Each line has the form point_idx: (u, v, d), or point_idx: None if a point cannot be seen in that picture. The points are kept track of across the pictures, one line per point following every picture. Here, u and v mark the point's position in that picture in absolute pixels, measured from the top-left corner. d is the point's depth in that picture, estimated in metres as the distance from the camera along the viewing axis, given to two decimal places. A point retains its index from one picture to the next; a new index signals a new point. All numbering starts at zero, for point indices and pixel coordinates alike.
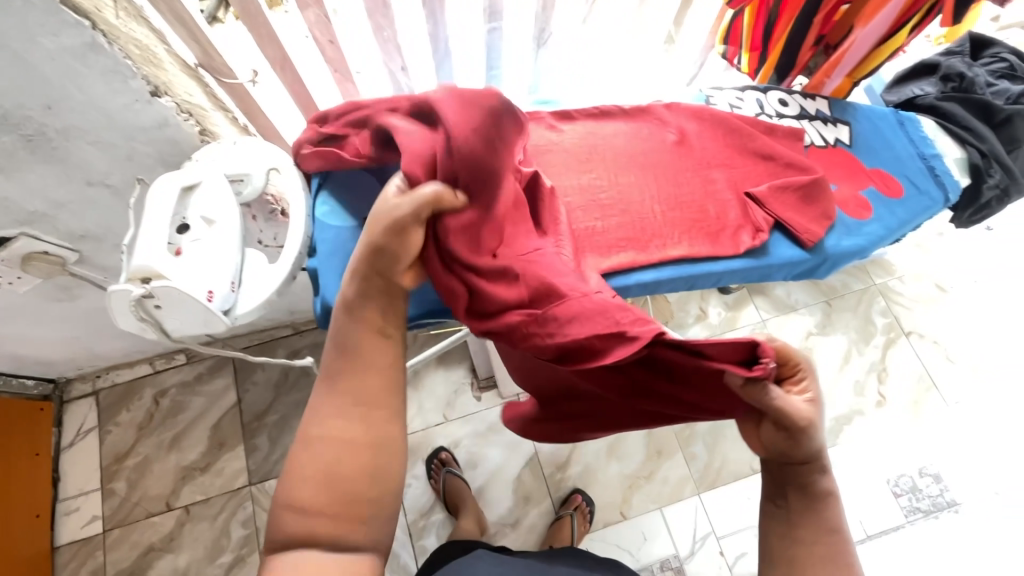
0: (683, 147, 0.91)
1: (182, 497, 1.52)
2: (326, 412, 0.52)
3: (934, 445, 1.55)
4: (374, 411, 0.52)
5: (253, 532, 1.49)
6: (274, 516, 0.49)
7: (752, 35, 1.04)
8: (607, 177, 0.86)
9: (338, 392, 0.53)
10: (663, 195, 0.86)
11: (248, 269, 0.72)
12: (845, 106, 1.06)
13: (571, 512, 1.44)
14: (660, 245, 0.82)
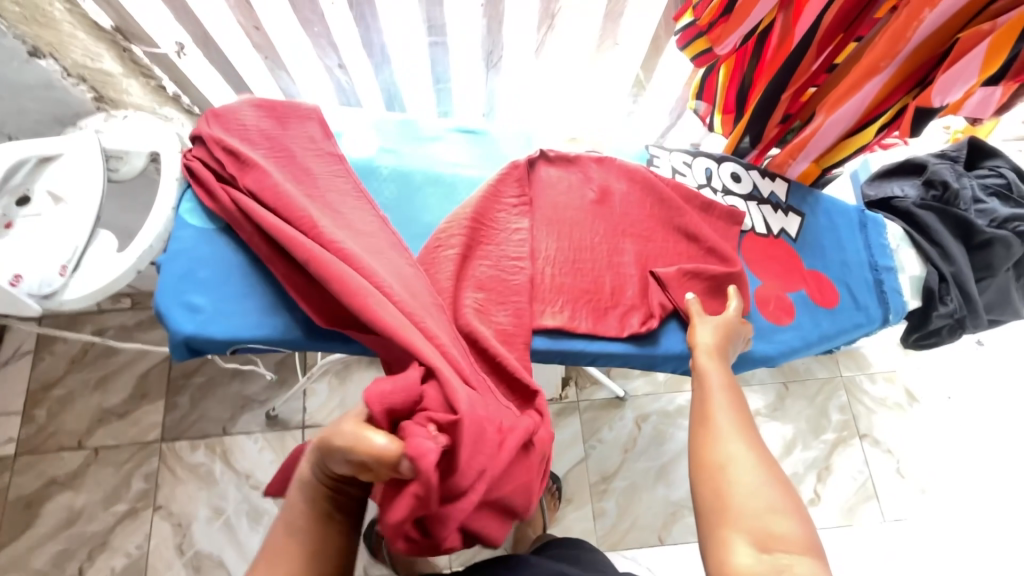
0: (601, 207, 0.85)
1: (94, 438, 1.54)
2: None
3: (861, 558, 1.44)
4: None
5: (152, 488, 1.50)
6: None
7: (725, 97, 0.96)
8: (510, 226, 0.79)
9: None
10: (558, 258, 0.80)
11: (91, 254, 0.68)
12: (807, 195, 0.97)
13: (540, 492, 1.44)
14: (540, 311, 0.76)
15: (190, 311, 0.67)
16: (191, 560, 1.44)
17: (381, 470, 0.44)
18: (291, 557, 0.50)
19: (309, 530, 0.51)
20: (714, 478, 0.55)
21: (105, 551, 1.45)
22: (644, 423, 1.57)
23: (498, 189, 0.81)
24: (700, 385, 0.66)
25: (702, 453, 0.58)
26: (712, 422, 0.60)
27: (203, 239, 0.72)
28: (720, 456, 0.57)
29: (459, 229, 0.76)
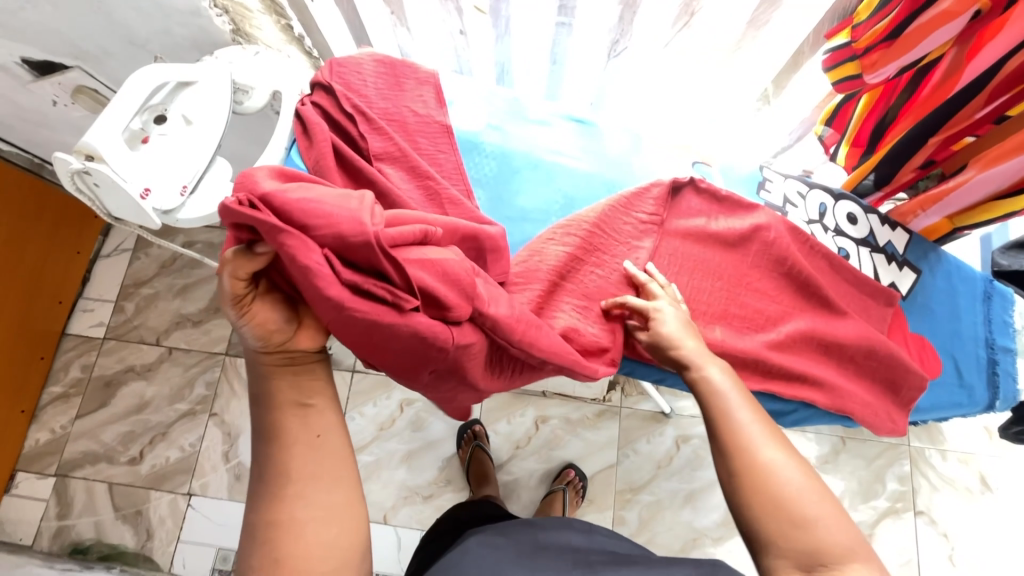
0: (730, 243, 0.79)
1: (170, 338, 1.68)
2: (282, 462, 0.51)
3: None
4: (308, 440, 0.52)
5: (212, 395, 1.63)
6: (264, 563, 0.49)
7: (859, 129, 0.88)
8: (628, 244, 0.77)
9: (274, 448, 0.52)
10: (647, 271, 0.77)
11: (208, 178, 0.73)
12: (928, 251, 0.88)
13: (563, 487, 1.44)
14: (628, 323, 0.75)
15: None
16: (234, 468, 1.57)
17: (246, 261, 0.47)
18: (281, 444, 0.52)
19: (275, 407, 0.53)
20: (750, 486, 0.53)
21: (163, 442, 1.59)
22: (682, 444, 1.54)
23: (630, 203, 0.78)
24: (708, 398, 0.61)
25: (736, 458, 0.55)
26: (740, 426, 0.57)
27: None
28: (761, 462, 0.54)
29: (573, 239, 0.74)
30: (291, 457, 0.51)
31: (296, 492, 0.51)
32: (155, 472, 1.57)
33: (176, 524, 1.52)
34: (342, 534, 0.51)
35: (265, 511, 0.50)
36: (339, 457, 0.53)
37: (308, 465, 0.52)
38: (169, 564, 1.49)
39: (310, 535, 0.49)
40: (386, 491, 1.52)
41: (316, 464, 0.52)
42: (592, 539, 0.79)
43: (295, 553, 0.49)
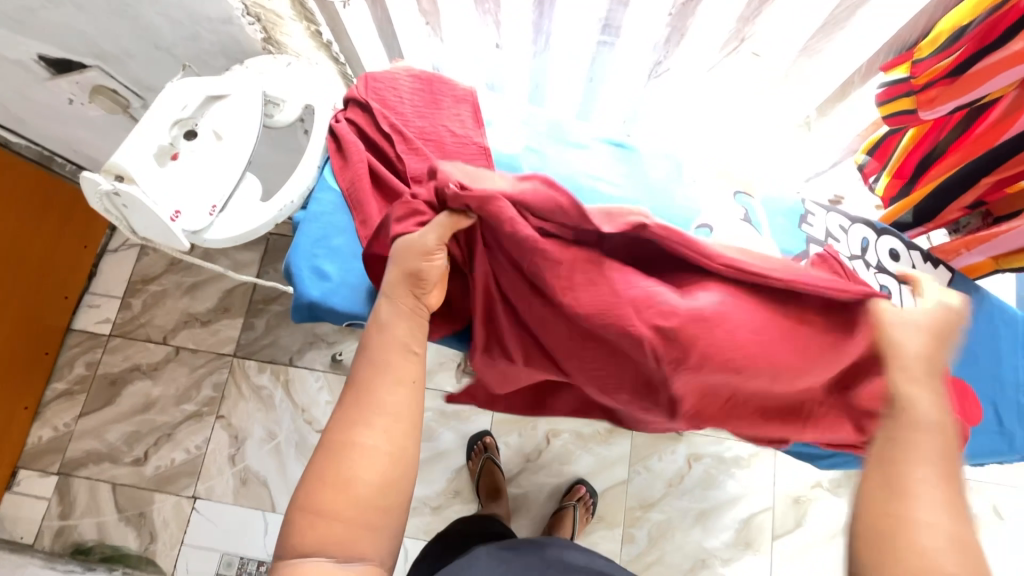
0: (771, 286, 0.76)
1: (177, 338, 1.65)
2: (375, 388, 0.55)
3: None
4: (402, 382, 0.55)
5: (219, 397, 1.60)
6: (327, 464, 0.52)
7: (903, 161, 0.87)
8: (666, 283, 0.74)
9: (373, 374, 0.56)
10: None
11: (238, 196, 0.71)
12: (970, 291, 0.86)
13: (573, 504, 1.43)
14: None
15: (322, 278, 0.67)
16: (240, 472, 1.54)
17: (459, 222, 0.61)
18: (375, 376, 0.56)
19: (386, 346, 0.58)
20: (895, 534, 0.46)
21: (168, 443, 1.57)
22: (694, 463, 1.52)
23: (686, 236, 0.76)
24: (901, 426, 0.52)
25: (886, 496, 0.49)
26: (909, 470, 0.49)
27: (340, 207, 0.71)
28: (917, 512, 0.47)
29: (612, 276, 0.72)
30: (383, 389, 0.55)
31: (372, 423, 0.53)
32: (159, 474, 1.54)
33: (180, 527, 1.50)
34: (396, 475, 0.53)
35: (349, 426, 0.53)
36: (417, 409, 0.56)
37: (392, 404, 0.54)
38: (172, 568, 1.47)
39: (371, 465, 0.52)
40: None
41: (395, 406, 0.54)
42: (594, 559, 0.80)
43: (354, 476, 0.51)
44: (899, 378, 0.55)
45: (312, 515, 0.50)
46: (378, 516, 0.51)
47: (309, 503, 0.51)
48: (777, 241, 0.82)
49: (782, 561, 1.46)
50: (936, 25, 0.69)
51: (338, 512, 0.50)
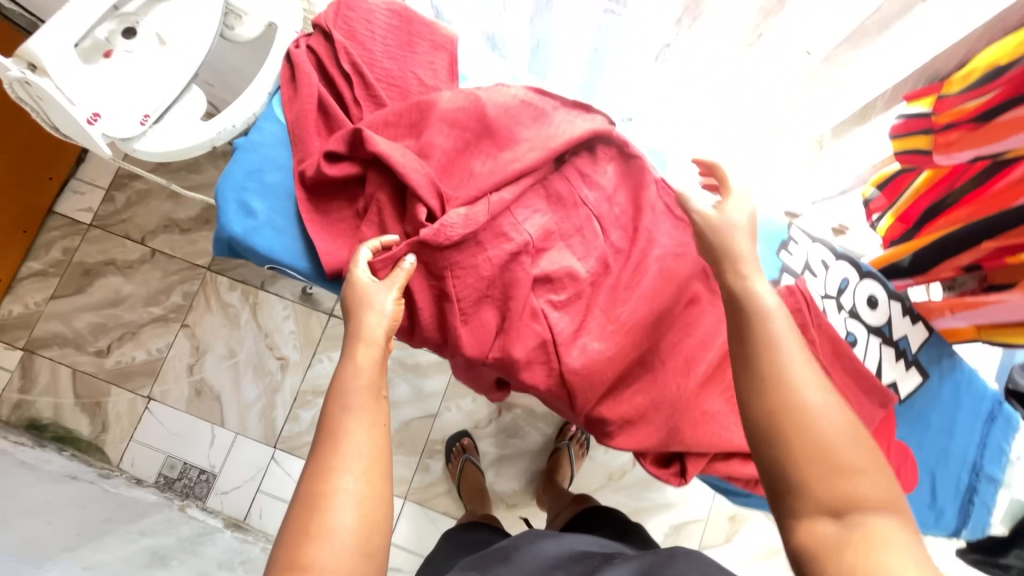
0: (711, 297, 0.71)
1: (156, 240, 1.64)
2: (347, 437, 0.47)
3: None
4: (371, 416, 0.48)
5: (187, 306, 1.61)
6: (303, 524, 0.42)
7: (910, 205, 0.80)
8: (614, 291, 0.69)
9: (346, 423, 0.48)
10: (637, 318, 0.68)
11: (176, 110, 0.66)
12: (943, 354, 0.80)
13: (566, 444, 1.44)
14: (585, 342, 0.67)
15: (244, 214, 0.63)
16: (196, 382, 1.57)
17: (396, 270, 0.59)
18: (345, 425, 0.47)
19: (351, 392, 0.50)
20: (792, 433, 0.40)
21: (132, 341, 1.59)
22: (639, 461, 1.52)
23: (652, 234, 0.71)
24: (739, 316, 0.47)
25: (769, 387, 0.42)
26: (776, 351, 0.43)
27: (282, 141, 0.66)
28: (802, 400, 0.41)
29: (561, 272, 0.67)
30: (354, 431, 0.47)
31: (341, 465, 0.45)
32: (119, 368, 1.57)
33: (131, 422, 1.55)
34: (379, 511, 0.45)
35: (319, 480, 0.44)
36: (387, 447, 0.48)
37: (361, 445, 0.47)
38: (119, 459, 1.53)
39: (351, 512, 0.43)
40: None
41: (372, 442, 0.47)
42: (562, 542, 0.72)
43: (333, 523, 0.43)
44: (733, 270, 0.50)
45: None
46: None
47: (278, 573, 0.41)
48: None
49: None
50: (973, 59, 0.61)
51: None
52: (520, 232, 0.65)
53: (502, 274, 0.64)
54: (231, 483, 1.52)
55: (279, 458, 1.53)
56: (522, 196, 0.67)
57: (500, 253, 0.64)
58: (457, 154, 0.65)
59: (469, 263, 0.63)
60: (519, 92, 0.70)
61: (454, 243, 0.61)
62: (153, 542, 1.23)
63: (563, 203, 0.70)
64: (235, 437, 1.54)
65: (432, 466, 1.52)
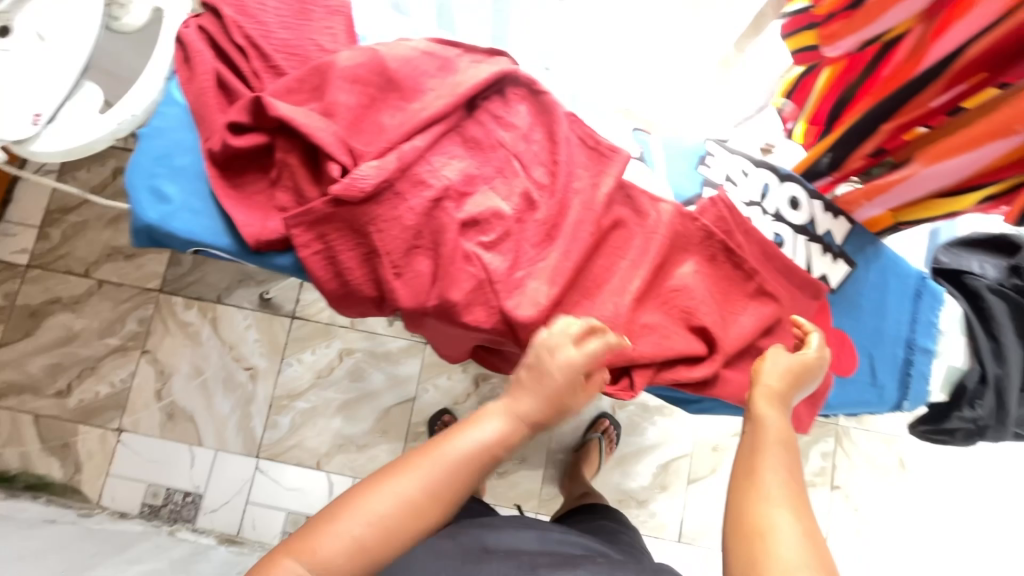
0: (638, 218, 0.73)
1: (100, 271, 1.59)
2: (401, 469, 0.58)
3: None
4: (440, 465, 0.59)
5: (144, 332, 1.57)
6: (329, 515, 0.57)
7: (817, 108, 0.84)
8: (540, 225, 0.70)
9: (415, 455, 0.60)
10: (572, 246, 0.69)
11: (71, 106, 0.64)
12: (867, 244, 0.84)
13: (598, 436, 1.46)
14: (521, 278, 0.68)
15: (158, 200, 0.62)
16: (166, 406, 1.54)
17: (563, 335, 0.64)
18: (440, 453, 0.59)
19: (439, 436, 0.62)
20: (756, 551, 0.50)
21: (92, 376, 1.55)
22: (619, 409, 1.55)
23: (571, 169, 0.72)
24: (752, 441, 0.59)
25: (754, 494, 0.54)
26: (762, 482, 0.55)
27: (185, 123, 0.65)
28: (764, 529, 0.52)
29: (486, 212, 0.68)
30: (413, 468, 0.58)
31: (379, 487, 0.57)
32: (83, 406, 1.53)
33: (105, 458, 1.51)
34: (405, 534, 0.57)
35: (360, 490, 0.58)
36: (438, 497, 0.58)
37: (407, 483, 0.57)
38: (98, 496, 1.50)
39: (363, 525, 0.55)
40: (320, 438, 1.54)
41: (451, 483, 0.59)
42: (546, 538, 0.77)
43: (347, 527, 0.55)
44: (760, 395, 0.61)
45: (313, 536, 0.55)
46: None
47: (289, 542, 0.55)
48: (669, 180, 0.79)
49: (695, 501, 1.52)
50: None
51: (336, 553, 0.54)
52: (438, 179, 0.65)
53: (426, 222, 0.64)
54: (219, 500, 1.50)
55: (264, 467, 1.52)
56: (438, 144, 0.67)
57: (422, 203, 0.64)
58: (364, 110, 0.65)
59: (391, 215, 0.63)
60: (420, 46, 0.70)
61: (370, 195, 0.61)
62: (143, 568, 1.21)
63: (480, 147, 0.71)
64: (215, 454, 1.52)
65: None
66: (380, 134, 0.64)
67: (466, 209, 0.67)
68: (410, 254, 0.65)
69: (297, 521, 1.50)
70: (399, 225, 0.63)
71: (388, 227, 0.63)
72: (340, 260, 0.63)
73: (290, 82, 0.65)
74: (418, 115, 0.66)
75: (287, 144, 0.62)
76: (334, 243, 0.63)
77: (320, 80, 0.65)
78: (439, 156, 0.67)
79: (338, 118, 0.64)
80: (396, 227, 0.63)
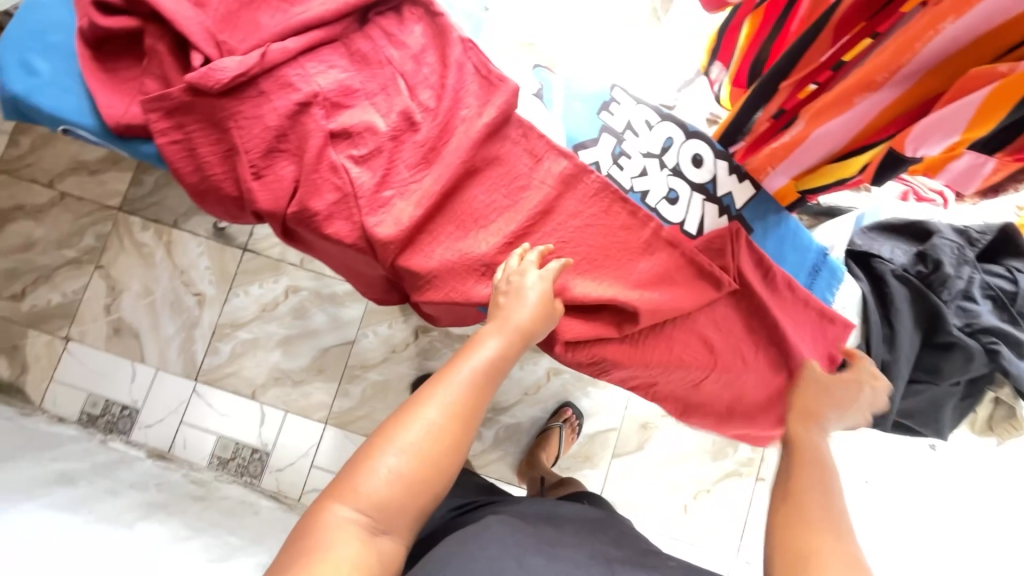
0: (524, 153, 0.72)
1: (64, 183, 1.62)
2: (414, 418, 0.57)
3: (691, 554, 1.49)
4: (451, 410, 0.58)
5: (100, 248, 1.61)
6: (352, 475, 0.55)
7: (739, 65, 0.81)
8: (415, 146, 0.67)
9: (421, 401, 0.59)
10: (444, 170, 0.68)
11: None
12: (770, 211, 0.82)
13: (560, 424, 1.46)
14: (389, 197, 0.67)
15: (26, 72, 0.63)
16: (114, 321, 1.58)
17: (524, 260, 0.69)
18: (453, 377, 0.60)
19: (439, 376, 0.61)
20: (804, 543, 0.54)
21: (46, 285, 1.59)
22: (553, 377, 1.54)
23: (459, 91, 0.69)
24: (795, 463, 0.66)
25: (794, 509, 0.58)
26: (808, 496, 0.60)
27: (67, 3, 0.66)
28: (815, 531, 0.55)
29: (358, 125, 0.66)
30: (422, 414, 0.58)
31: (397, 439, 0.56)
32: (35, 312, 1.58)
33: (51, 363, 1.56)
34: (446, 463, 0.57)
35: (377, 445, 0.56)
36: (454, 443, 0.58)
37: (418, 432, 0.56)
38: (41, 399, 1.55)
39: (387, 480, 0.54)
40: (257, 369, 1.57)
41: (468, 400, 0.60)
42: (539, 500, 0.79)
43: (372, 486, 0.54)
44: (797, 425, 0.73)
45: (354, 479, 0.54)
46: (355, 537, 0.51)
47: (319, 504, 0.54)
48: (566, 123, 0.78)
49: (618, 475, 1.52)
50: None
51: (379, 493, 0.54)
52: (310, 85, 0.65)
53: (291, 126, 0.64)
54: (154, 416, 1.55)
55: (201, 390, 1.56)
56: (316, 52, 0.66)
57: (288, 105, 0.63)
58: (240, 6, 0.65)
59: (253, 113, 0.63)
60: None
61: (228, 88, 0.61)
62: (62, 466, 1.25)
63: (367, 61, 0.69)
64: (156, 373, 1.56)
65: (352, 391, 1.56)
66: (252, 32, 0.64)
67: (335, 119, 0.66)
68: (271, 158, 0.65)
69: (226, 445, 1.54)
70: (259, 124, 0.63)
71: (247, 124, 0.63)
72: (199, 152, 0.64)
73: None
74: (295, 17, 0.65)
75: (155, 29, 0.62)
76: (195, 135, 0.64)
77: None
78: (315, 63, 0.66)
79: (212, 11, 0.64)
80: (255, 127, 0.63)
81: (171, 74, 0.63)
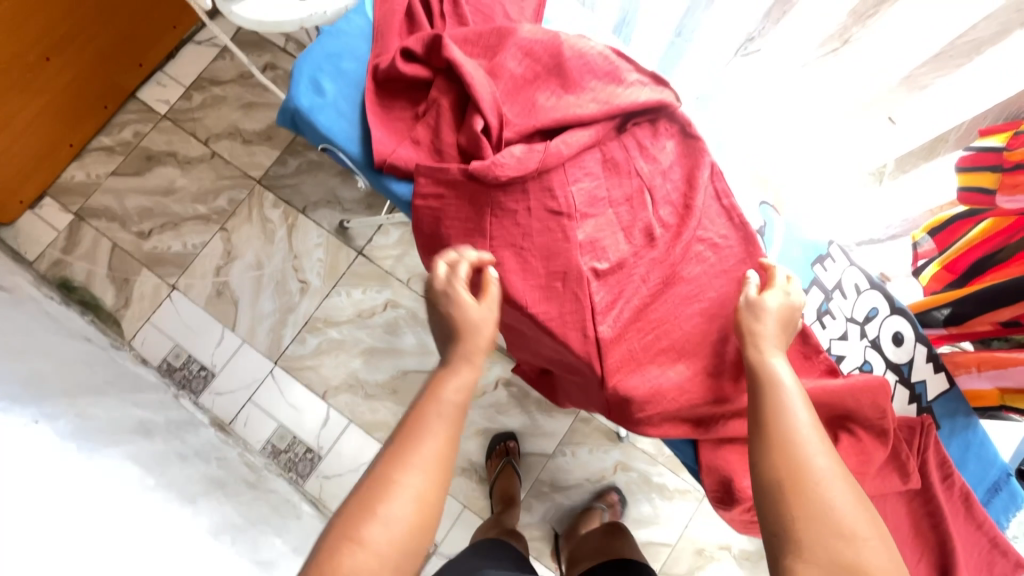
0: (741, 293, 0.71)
1: (217, 143, 1.71)
2: (396, 475, 0.51)
3: None
4: (432, 467, 0.51)
5: (230, 212, 1.67)
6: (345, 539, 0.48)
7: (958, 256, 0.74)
8: (648, 262, 0.69)
9: (398, 457, 0.52)
10: (670, 290, 0.69)
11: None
12: (959, 412, 0.78)
13: (604, 507, 1.40)
14: (613, 306, 0.67)
15: (313, 90, 0.67)
16: (219, 284, 1.63)
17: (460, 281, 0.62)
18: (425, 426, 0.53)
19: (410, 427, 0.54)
20: (804, 495, 0.48)
21: (171, 232, 1.66)
22: (620, 471, 1.49)
23: (703, 221, 0.71)
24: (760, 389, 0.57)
25: (785, 451, 0.51)
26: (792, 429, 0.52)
27: (365, 36, 0.71)
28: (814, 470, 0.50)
29: (608, 231, 0.68)
30: (402, 467, 0.51)
31: (384, 500, 0.49)
32: (154, 253, 1.65)
33: (151, 306, 1.61)
34: (429, 529, 0.50)
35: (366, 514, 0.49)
36: (434, 503, 0.51)
37: (405, 497, 0.50)
38: (131, 336, 1.59)
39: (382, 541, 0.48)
40: (335, 370, 1.57)
41: (440, 454, 0.52)
42: None
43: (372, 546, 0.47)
44: (760, 346, 0.60)
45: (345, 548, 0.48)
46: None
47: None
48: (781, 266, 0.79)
49: None
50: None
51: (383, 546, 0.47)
52: (565, 194, 0.66)
53: (540, 230, 0.65)
54: (226, 386, 1.56)
55: (277, 375, 1.57)
56: (580, 156, 0.67)
57: (551, 198, 0.65)
58: (524, 83, 0.69)
59: (509, 208, 0.65)
60: (602, 49, 0.70)
61: (501, 182, 0.64)
62: (142, 415, 1.26)
63: (617, 169, 0.69)
64: (241, 344, 1.59)
65: None
66: (532, 118, 0.66)
67: (585, 217, 0.67)
68: (512, 240, 0.66)
69: (283, 436, 1.53)
70: (519, 209, 0.65)
71: (507, 207, 0.65)
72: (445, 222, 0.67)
73: (468, 36, 0.69)
74: (572, 111, 0.66)
75: (447, 91, 0.66)
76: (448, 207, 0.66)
77: (503, 55, 0.68)
78: (583, 161, 0.68)
79: (501, 89, 0.68)
80: (512, 210, 0.65)
81: (449, 135, 0.65)
